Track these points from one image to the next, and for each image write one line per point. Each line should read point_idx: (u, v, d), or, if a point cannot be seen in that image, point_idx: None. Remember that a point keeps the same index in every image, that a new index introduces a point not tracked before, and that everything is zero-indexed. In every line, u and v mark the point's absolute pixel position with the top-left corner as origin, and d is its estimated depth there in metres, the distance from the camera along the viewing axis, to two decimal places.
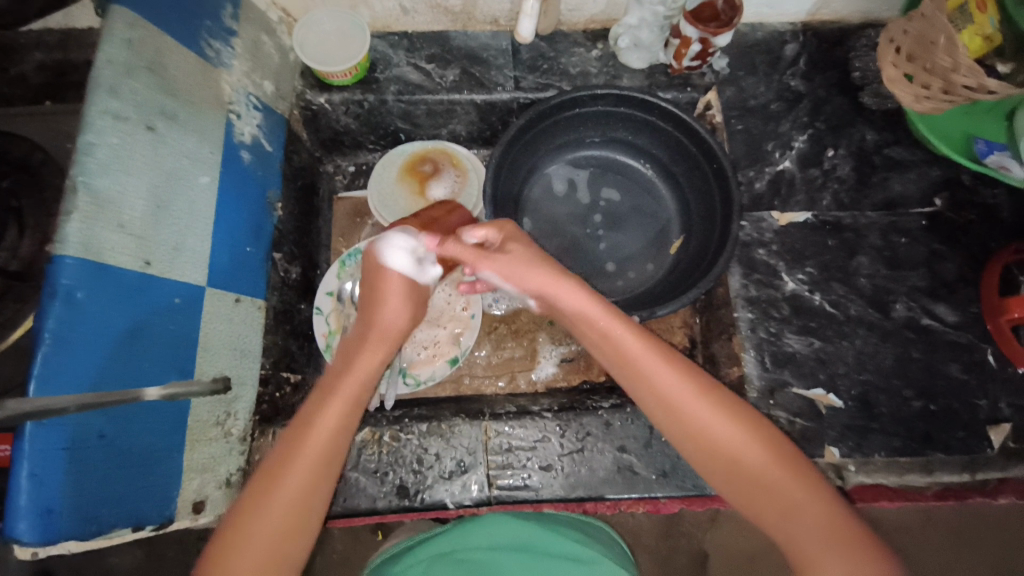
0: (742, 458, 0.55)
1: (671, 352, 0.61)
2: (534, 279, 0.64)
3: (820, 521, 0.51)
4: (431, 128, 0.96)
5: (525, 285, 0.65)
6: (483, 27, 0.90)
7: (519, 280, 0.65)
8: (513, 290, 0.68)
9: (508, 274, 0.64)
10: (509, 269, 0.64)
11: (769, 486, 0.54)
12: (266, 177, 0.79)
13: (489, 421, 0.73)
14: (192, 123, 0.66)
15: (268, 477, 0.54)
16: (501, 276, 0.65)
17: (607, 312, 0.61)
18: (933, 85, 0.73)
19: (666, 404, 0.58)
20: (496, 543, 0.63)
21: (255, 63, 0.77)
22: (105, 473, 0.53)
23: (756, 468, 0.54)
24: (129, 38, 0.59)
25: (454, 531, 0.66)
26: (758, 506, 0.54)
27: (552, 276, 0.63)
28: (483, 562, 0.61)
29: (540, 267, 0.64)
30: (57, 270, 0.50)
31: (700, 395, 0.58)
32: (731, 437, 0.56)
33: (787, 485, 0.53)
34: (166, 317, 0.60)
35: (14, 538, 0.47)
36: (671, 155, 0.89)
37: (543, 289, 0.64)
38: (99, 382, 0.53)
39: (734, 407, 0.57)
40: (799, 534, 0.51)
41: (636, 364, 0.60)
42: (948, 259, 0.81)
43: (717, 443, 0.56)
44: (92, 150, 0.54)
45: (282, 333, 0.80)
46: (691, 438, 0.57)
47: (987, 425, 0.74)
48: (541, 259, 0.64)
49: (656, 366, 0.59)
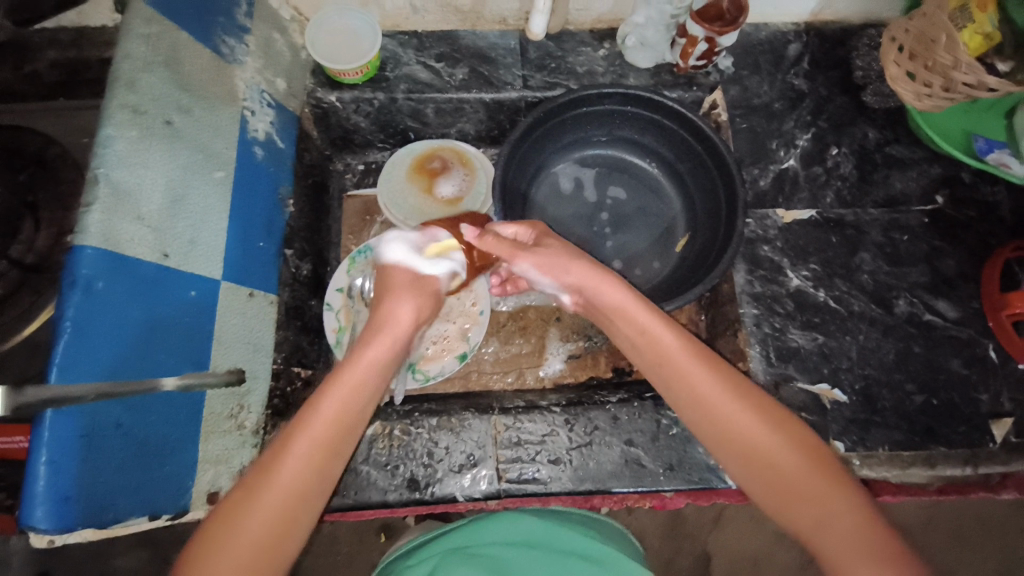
0: (778, 459, 0.54)
1: (702, 349, 0.61)
2: (574, 271, 0.65)
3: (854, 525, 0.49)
4: (440, 127, 0.97)
5: (565, 278, 0.66)
6: (491, 27, 0.91)
7: (559, 273, 0.66)
8: (549, 284, 0.68)
9: (548, 266, 0.66)
10: (550, 261, 0.66)
11: (805, 492, 0.52)
12: (277, 174, 0.80)
13: (498, 416, 0.75)
14: (207, 118, 0.67)
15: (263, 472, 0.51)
16: (539, 270, 0.67)
17: (644, 305, 0.62)
18: (934, 83, 0.74)
19: (697, 398, 0.58)
20: (508, 539, 0.64)
21: (267, 61, 0.78)
22: (121, 462, 0.54)
23: (791, 472, 0.53)
24: (146, 34, 0.60)
25: (461, 534, 0.67)
26: (792, 511, 0.52)
27: (593, 266, 0.64)
28: (496, 555, 0.62)
29: (579, 258, 0.66)
30: (77, 260, 0.51)
31: (725, 390, 0.57)
32: (764, 437, 0.55)
33: (822, 492, 0.51)
34: (182, 309, 0.61)
35: (30, 525, 0.48)
36: (676, 154, 0.90)
37: (583, 281, 0.65)
38: (118, 371, 0.54)
39: (766, 408, 0.56)
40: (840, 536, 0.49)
41: (670, 359, 0.60)
42: (949, 256, 0.82)
43: (749, 440, 0.55)
44: (111, 143, 0.55)
45: (294, 328, 0.81)
46: (720, 435, 0.56)
47: (988, 420, 0.75)
48: (577, 253, 0.66)
49: (689, 361, 0.59)
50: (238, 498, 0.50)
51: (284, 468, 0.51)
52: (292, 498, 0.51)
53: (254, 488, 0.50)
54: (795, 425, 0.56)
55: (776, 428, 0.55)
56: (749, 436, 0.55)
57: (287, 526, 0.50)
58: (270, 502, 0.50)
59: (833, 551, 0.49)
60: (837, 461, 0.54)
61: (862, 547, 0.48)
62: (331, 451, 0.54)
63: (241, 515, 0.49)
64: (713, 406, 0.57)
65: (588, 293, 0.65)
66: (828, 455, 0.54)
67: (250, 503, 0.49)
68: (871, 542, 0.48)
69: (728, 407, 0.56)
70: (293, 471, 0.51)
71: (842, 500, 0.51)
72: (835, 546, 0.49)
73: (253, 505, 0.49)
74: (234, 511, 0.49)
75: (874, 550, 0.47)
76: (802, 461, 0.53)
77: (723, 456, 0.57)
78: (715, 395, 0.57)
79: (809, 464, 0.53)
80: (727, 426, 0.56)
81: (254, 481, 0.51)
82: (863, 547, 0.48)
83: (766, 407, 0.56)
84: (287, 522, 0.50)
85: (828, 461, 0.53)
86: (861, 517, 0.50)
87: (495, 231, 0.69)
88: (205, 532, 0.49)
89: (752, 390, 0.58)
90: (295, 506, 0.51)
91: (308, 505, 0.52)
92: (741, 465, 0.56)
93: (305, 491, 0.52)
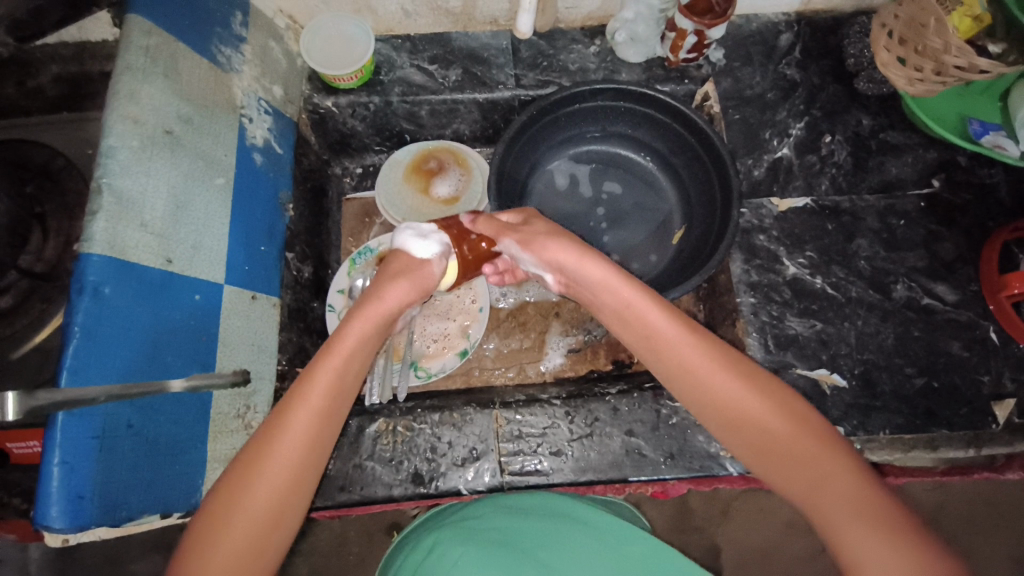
0: (764, 424, 0.54)
1: (691, 322, 0.61)
2: (551, 247, 0.67)
3: (844, 490, 0.49)
4: (435, 128, 0.98)
5: (543, 254, 0.68)
6: (483, 28, 0.92)
7: (539, 250, 0.68)
8: (531, 263, 0.70)
9: (527, 240, 0.68)
10: (529, 236, 0.68)
11: (793, 456, 0.52)
12: (277, 178, 0.82)
13: (499, 409, 0.75)
14: (206, 126, 0.68)
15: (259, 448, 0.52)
16: (520, 247, 0.68)
17: (624, 278, 0.64)
18: (925, 67, 0.74)
19: (684, 371, 0.59)
20: (507, 514, 0.63)
21: (264, 68, 0.80)
22: (134, 461, 0.56)
23: (777, 438, 0.53)
24: (145, 46, 0.62)
25: (457, 528, 0.62)
26: (780, 474, 0.53)
27: (569, 244, 0.66)
28: (497, 526, 0.61)
29: (560, 238, 0.67)
30: (84, 267, 0.52)
31: (711, 361, 0.58)
32: (751, 404, 0.55)
33: (812, 456, 0.51)
34: (187, 313, 0.62)
35: (45, 524, 0.49)
36: (670, 147, 0.90)
37: (562, 258, 0.66)
38: (125, 374, 0.55)
39: (756, 378, 0.57)
40: (827, 499, 0.49)
41: (657, 335, 0.61)
42: (946, 239, 0.82)
43: (739, 410, 0.56)
44: (114, 153, 0.57)
45: (296, 330, 0.83)
46: (714, 407, 0.57)
47: (991, 401, 0.75)
48: (559, 233, 0.68)
49: (677, 335, 0.60)
50: (229, 483, 0.50)
51: (275, 451, 0.52)
52: (285, 484, 0.51)
53: (243, 472, 0.51)
54: (786, 394, 0.56)
55: (765, 393, 0.56)
56: (739, 408, 0.56)
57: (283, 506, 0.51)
58: (263, 483, 0.51)
59: (822, 512, 0.49)
60: (829, 426, 0.54)
61: (852, 509, 0.48)
62: (321, 432, 0.54)
63: (231, 502, 0.50)
64: (700, 377, 0.58)
65: (570, 271, 0.67)
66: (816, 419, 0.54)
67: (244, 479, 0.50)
68: (862, 502, 0.48)
69: (715, 376, 0.57)
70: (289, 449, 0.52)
71: (832, 462, 0.51)
72: (825, 509, 0.49)
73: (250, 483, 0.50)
74: (225, 496, 0.50)
75: (866, 510, 0.47)
76: (791, 429, 0.53)
77: (716, 428, 0.58)
78: (701, 366, 0.58)
79: (799, 432, 0.53)
80: (716, 401, 0.57)
81: (243, 465, 0.51)
82: (855, 508, 0.47)
83: (755, 376, 0.57)
84: (281, 506, 0.51)
85: (818, 425, 0.53)
86: (851, 478, 0.50)
87: (487, 216, 0.72)
88: (197, 519, 0.50)
89: (742, 361, 0.58)
90: (289, 490, 0.52)
91: (302, 489, 0.53)
92: (731, 435, 0.57)
93: (299, 474, 0.52)
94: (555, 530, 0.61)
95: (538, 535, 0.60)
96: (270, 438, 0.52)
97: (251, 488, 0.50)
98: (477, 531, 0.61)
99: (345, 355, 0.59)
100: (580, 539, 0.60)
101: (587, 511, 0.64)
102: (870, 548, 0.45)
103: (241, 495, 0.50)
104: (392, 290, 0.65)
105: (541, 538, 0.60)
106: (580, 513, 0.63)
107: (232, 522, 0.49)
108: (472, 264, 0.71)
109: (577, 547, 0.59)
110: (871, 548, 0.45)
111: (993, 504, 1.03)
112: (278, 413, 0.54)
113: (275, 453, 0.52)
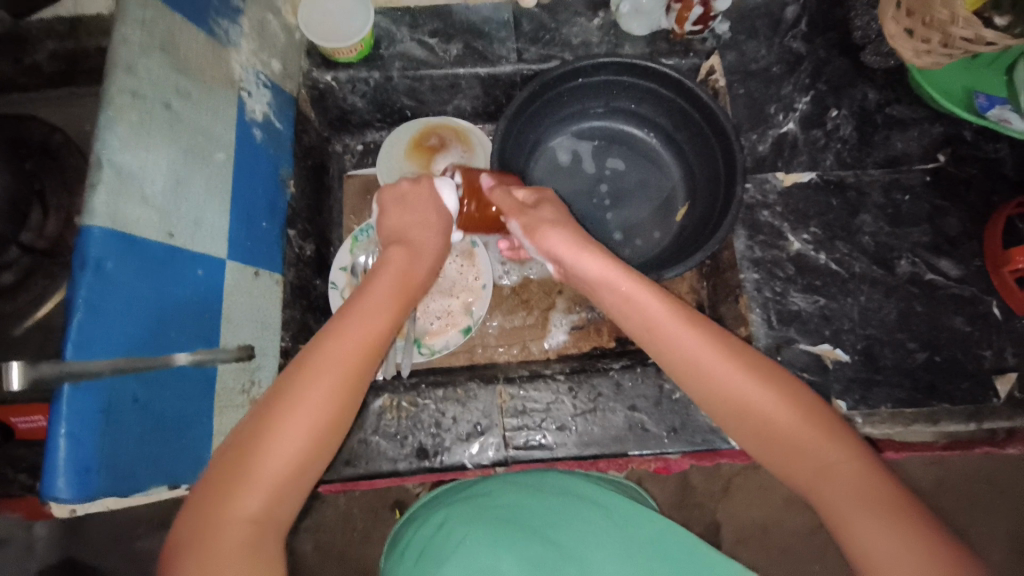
0: (770, 416, 0.54)
1: (690, 312, 0.61)
2: (550, 239, 0.66)
3: (851, 481, 0.50)
4: (436, 105, 0.97)
5: (542, 244, 0.67)
6: (484, 1, 0.90)
7: (540, 239, 0.67)
8: (532, 250, 0.69)
9: (530, 227, 0.67)
10: (533, 221, 0.67)
11: (800, 447, 0.52)
12: (277, 155, 0.81)
13: (503, 385, 0.76)
14: (205, 100, 0.67)
15: (279, 406, 0.48)
16: (523, 232, 0.68)
17: (624, 269, 0.63)
18: (932, 39, 0.72)
19: (690, 363, 0.58)
20: (515, 489, 0.64)
21: (262, 42, 0.79)
22: (139, 435, 0.56)
23: (784, 429, 0.53)
24: (142, 17, 0.60)
25: (467, 506, 0.62)
26: (785, 464, 0.53)
27: (573, 237, 0.65)
28: (508, 504, 0.62)
29: (563, 228, 0.66)
30: (85, 241, 0.52)
31: (713, 351, 0.57)
32: (756, 394, 0.55)
33: (820, 451, 0.52)
34: (190, 288, 0.62)
35: (52, 496, 0.49)
36: (674, 122, 0.89)
37: (564, 253, 0.65)
38: (130, 348, 0.55)
39: (758, 367, 0.57)
40: (834, 489, 0.50)
41: (657, 326, 0.60)
42: (950, 214, 0.82)
43: (745, 401, 0.55)
44: (113, 127, 0.55)
45: (299, 308, 0.83)
46: (717, 399, 0.57)
47: (993, 375, 0.75)
48: (563, 223, 0.67)
49: (676, 325, 0.59)
50: (237, 461, 0.46)
51: (298, 411, 0.48)
52: (305, 452, 0.48)
53: (260, 437, 0.47)
54: (790, 382, 0.56)
55: (771, 385, 0.55)
56: (748, 398, 0.55)
57: (301, 467, 0.48)
58: (281, 444, 0.47)
59: (829, 504, 0.50)
60: (835, 416, 0.54)
61: (860, 501, 0.48)
62: (343, 406, 0.51)
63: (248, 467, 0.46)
64: (705, 366, 0.57)
65: (566, 264, 0.66)
66: (824, 409, 0.54)
67: (263, 439, 0.47)
68: (871, 491, 0.49)
69: (717, 365, 0.57)
70: (312, 406, 0.49)
71: (839, 453, 0.51)
72: (834, 498, 0.50)
73: (269, 443, 0.47)
74: (245, 459, 0.46)
75: (873, 501, 0.48)
76: (801, 423, 0.53)
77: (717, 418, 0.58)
78: (703, 355, 0.57)
79: (805, 422, 0.53)
80: (725, 394, 0.56)
81: (262, 422, 0.48)
82: (864, 497, 0.48)
83: (759, 368, 0.56)
84: (300, 469, 0.48)
85: (825, 417, 0.54)
86: (860, 469, 0.50)
87: (506, 188, 0.71)
88: (210, 480, 0.46)
89: (742, 351, 0.58)
90: (311, 451, 0.49)
91: (323, 451, 0.50)
92: (733, 424, 0.56)
93: (326, 432, 0.49)
94: (567, 505, 0.62)
95: (557, 513, 0.61)
96: (284, 413, 0.48)
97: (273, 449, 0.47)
98: (486, 507, 0.62)
99: (364, 317, 0.56)
100: (600, 522, 0.60)
101: (599, 492, 0.65)
102: (888, 541, 0.46)
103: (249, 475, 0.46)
104: (423, 238, 0.67)
105: (553, 516, 0.60)
106: (595, 495, 0.64)
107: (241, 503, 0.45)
108: (477, 221, 0.73)
109: (598, 531, 0.58)
110: (881, 537, 0.46)
111: (991, 480, 1.05)
112: (303, 373, 0.50)
113: (287, 431, 0.48)
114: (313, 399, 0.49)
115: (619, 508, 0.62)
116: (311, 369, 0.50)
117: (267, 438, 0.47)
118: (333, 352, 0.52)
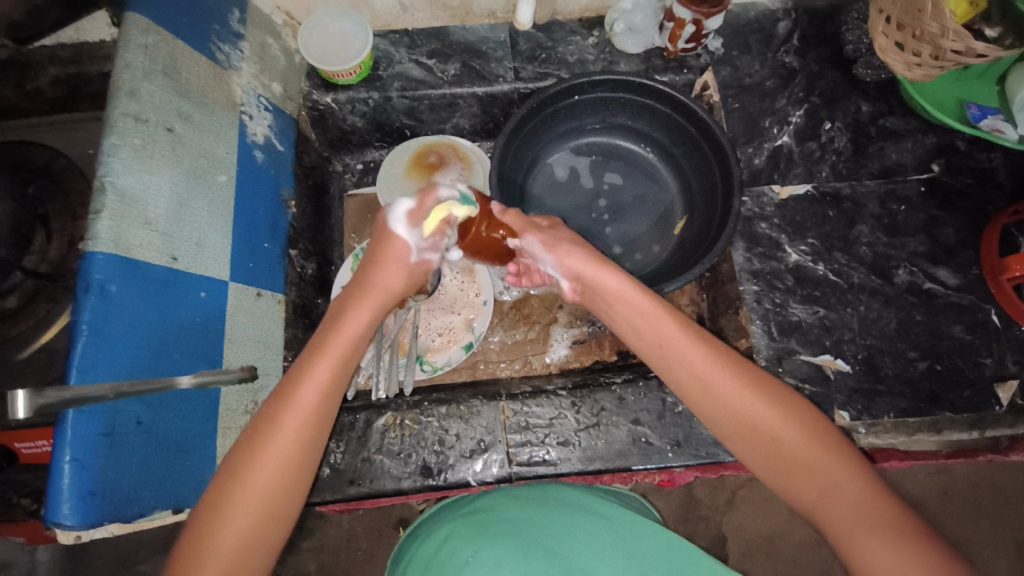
0: (778, 434, 0.55)
1: (701, 332, 0.62)
2: (572, 254, 0.67)
3: (857, 502, 0.50)
4: (435, 123, 0.98)
5: (564, 260, 0.68)
6: (480, 21, 0.92)
7: (560, 255, 0.68)
8: (550, 264, 0.70)
9: (552, 245, 0.68)
10: (555, 240, 0.69)
11: (809, 467, 0.53)
12: (278, 175, 0.82)
13: (506, 401, 0.76)
14: (206, 123, 0.68)
15: (255, 444, 0.54)
16: (544, 247, 0.69)
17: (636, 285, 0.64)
18: (924, 52, 0.73)
19: (700, 381, 0.59)
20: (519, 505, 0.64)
21: (263, 65, 0.80)
22: (143, 458, 0.56)
23: (790, 449, 0.54)
24: (144, 43, 0.61)
25: (470, 524, 0.62)
26: (794, 484, 0.54)
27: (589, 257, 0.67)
28: (511, 518, 0.62)
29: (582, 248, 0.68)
30: (89, 265, 0.52)
31: (722, 368, 0.58)
32: (763, 413, 0.56)
33: (830, 472, 0.52)
34: (193, 310, 0.63)
35: (56, 521, 0.49)
36: (670, 137, 0.90)
37: (581, 266, 0.67)
38: (134, 371, 0.55)
39: (763, 385, 0.57)
40: (839, 512, 0.51)
41: (668, 342, 0.61)
42: (947, 224, 0.82)
43: (753, 421, 0.56)
44: (115, 151, 0.57)
45: (301, 327, 0.83)
46: (729, 417, 0.57)
47: (994, 383, 0.75)
48: (582, 242, 0.69)
49: (687, 345, 0.60)
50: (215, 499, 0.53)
51: (272, 447, 0.54)
52: (279, 483, 0.54)
53: (242, 471, 0.53)
54: (798, 401, 0.57)
55: (779, 407, 0.56)
56: (757, 420, 0.56)
57: (275, 497, 0.54)
58: (255, 477, 0.53)
59: (837, 523, 0.50)
60: (843, 439, 0.55)
61: (865, 521, 0.49)
62: (313, 436, 0.57)
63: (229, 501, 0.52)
64: (711, 382, 0.58)
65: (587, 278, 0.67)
66: (829, 428, 0.55)
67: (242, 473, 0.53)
68: (873, 511, 0.50)
69: (726, 384, 0.58)
70: (284, 441, 0.55)
71: (848, 474, 0.52)
72: (835, 515, 0.51)
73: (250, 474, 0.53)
74: (226, 491, 0.53)
75: (876, 522, 0.49)
76: (811, 444, 0.54)
77: (724, 436, 0.58)
78: (712, 373, 0.58)
79: (809, 440, 0.54)
80: (734, 412, 0.57)
81: (242, 455, 0.54)
82: (865, 516, 0.49)
83: (768, 389, 0.57)
84: (275, 499, 0.54)
85: (835, 439, 0.54)
86: (863, 486, 0.51)
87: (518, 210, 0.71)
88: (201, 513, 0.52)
89: (754, 370, 0.59)
90: (285, 482, 0.54)
91: (298, 481, 0.55)
92: (739, 443, 0.57)
93: (297, 462, 0.55)
94: (570, 519, 0.61)
95: (561, 526, 0.60)
96: (261, 449, 0.54)
97: (247, 479, 0.53)
98: (489, 522, 0.61)
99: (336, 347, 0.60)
100: (603, 533, 0.60)
101: (602, 506, 0.65)
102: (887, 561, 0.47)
103: (224, 519, 0.52)
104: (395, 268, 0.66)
105: (553, 529, 0.60)
106: (598, 509, 0.64)
107: (220, 544, 0.51)
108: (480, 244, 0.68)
109: (599, 542, 0.58)
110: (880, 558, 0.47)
111: (996, 488, 1.05)
112: (276, 409, 0.56)
113: (261, 468, 0.53)
114: (285, 436, 0.55)
115: (621, 520, 0.62)
116: (279, 410, 0.56)
117: (245, 475, 0.53)
118: (297, 394, 0.57)
